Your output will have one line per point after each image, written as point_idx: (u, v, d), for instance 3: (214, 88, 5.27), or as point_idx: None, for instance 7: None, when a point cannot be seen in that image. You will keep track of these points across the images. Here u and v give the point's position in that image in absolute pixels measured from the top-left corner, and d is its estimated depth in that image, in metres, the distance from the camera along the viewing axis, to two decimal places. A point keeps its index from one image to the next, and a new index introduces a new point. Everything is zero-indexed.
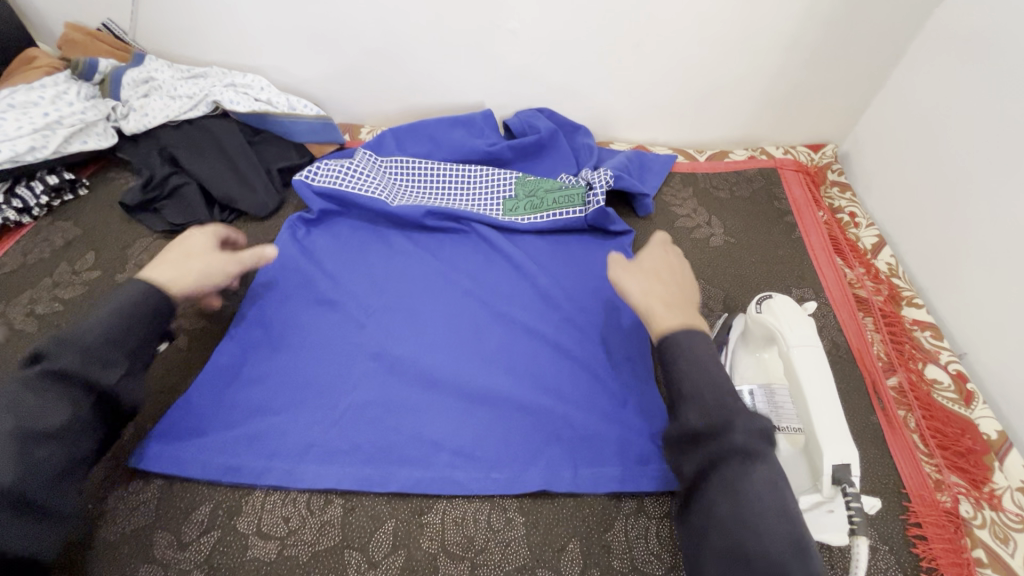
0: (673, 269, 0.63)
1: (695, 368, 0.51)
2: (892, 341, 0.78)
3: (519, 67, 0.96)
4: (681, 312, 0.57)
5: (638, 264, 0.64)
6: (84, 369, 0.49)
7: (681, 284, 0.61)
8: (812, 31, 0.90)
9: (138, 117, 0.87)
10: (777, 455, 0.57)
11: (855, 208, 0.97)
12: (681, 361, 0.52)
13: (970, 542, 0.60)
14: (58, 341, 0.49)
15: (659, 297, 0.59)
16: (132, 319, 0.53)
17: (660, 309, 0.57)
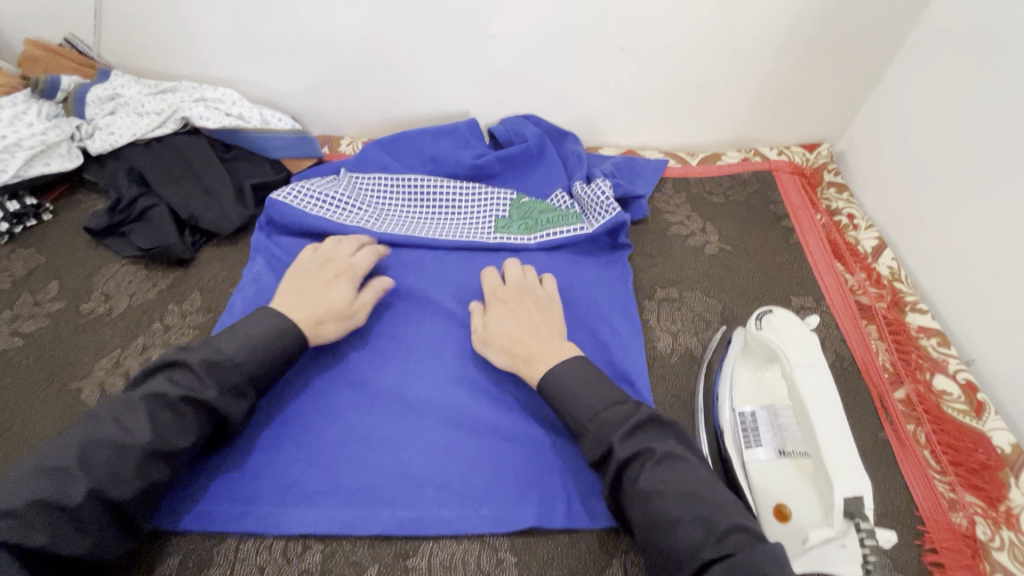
0: (527, 307, 0.67)
1: (574, 383, 0.57)
2: (898, 351, 0.75)
3: (502, 74, 0.93)
4: (538, 347, 0.62)
5: (497, 324, 0.66)
6: (222, 402, 0.53)
7: (536, 324, 0.65)
8: (804, 29, 0.87)
9: (103, 135, 0.83)
10: (782, 482, 0.54)
11: (853, 210, 0.94)
12: (561, 393, 0.57)
13: (988, 567, 0.57)
14: (211, 367, 0.54)
15: (520, 348, 0.63)
16: (267, 351, 0.57)
17: (528, 351, 0.62)
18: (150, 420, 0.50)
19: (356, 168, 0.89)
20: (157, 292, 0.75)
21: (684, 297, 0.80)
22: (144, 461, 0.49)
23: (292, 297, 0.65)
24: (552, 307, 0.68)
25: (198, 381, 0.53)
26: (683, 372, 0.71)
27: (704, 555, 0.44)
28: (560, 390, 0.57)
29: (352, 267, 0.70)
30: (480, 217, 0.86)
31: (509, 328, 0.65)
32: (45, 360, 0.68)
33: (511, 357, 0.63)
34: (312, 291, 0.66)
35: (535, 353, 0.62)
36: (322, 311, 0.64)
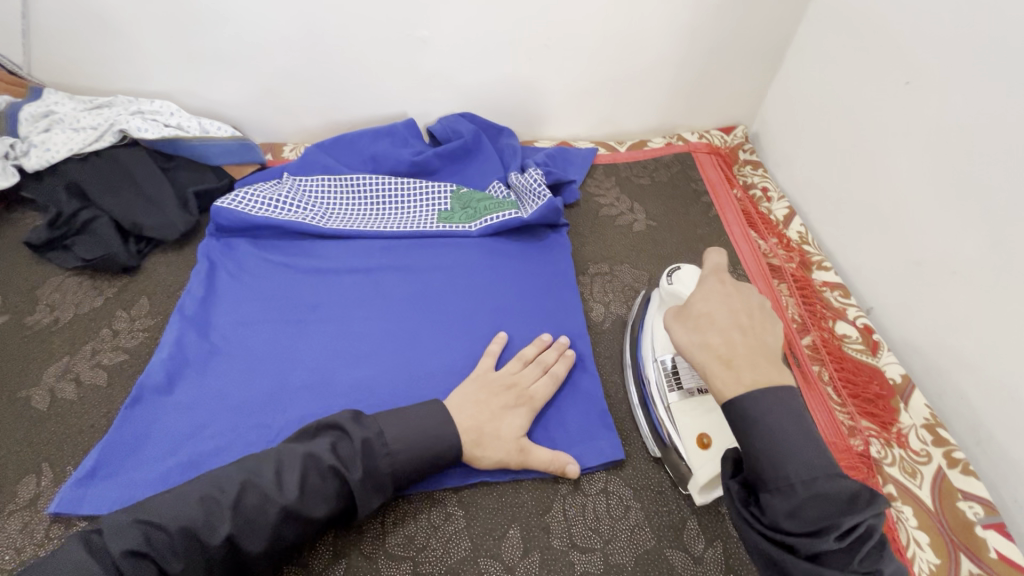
0: (745, 307, 0.51)
1: (780, 428, 0.45)
2: (805, 304, 0.83)
3: (436, 75, 0.98)
4: (752, 349, 0.48)
5: (704, 301, 0.52)
6: (362, 492, 0.53)
7: (757, 328, 0.50)
8: (709, 21, 0.96)
9: (39, 152, 0.83)
10: (700, 417, 0.60)
11: (767, 183, 1.03)
12: (772, 442, 0.44)
13: (881, 479, 0.65)
14: (368, 449, 0.54)
15: (719, 322, 0.50)
16: (423, 455, 0.56)
17: (733, 354, 0.48)
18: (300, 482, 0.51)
19: (298, 172, 0.93)
20: (103, 300, 0.77)
21: (614, 270, 0.86)
22: (279, 521, 0.50)
23: (469, 410, 0.61)
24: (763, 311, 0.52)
25: (352, 448, 0.54)
26: (614, 336, 0.78)
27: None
28: (767, 442, 0.44)
29: (531, 398, 0.64)
30: (421, 210, 0.91)
31: (715, 316, 0.51)
32: None
33: (701, 341, 0.50)
34: (488, 408, 0.61)
35: (739, 353, 0.48)
36: (487, 434, 0.59)
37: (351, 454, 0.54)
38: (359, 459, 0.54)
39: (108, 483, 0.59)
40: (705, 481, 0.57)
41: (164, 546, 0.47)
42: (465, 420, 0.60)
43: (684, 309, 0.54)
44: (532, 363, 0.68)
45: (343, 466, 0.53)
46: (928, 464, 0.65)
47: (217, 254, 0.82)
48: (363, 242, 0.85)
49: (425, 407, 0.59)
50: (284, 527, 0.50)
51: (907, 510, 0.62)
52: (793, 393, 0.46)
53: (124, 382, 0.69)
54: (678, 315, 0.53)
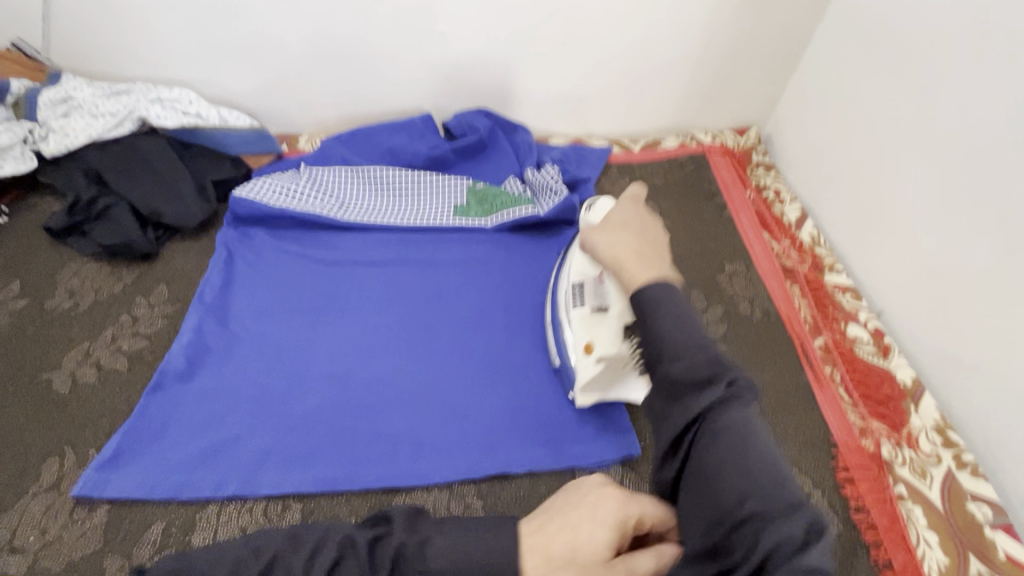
0: (652, 220, 0.57)
1: (673, 301, 0.44)
2: (818, 305, 0.84)
3: (454, 69, 0.98)
4: (652, 247, 0.53)
5: (620, 214, 0.58)
6: None
7: (657, 234, 0.55)
8: (725, 22, 0.96)
9: (58, 137, 0.84)
10: (591, 325, 0.63)
11: (779, 185, 1.04)
12: (664, 315, 0.43)
13: (891, 479, 0.66)
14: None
15: (627, 227, 0.55)
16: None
17: (638, 248, 0.52)
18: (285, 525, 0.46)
19: (315, 163, 0.93)
20: (122, 286, 0.77)
21: None
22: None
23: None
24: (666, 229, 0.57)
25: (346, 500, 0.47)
26: None
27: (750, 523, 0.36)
28: (664, 313, 0.43)
29: None
30: (438, 205, 0.91)
31: (627, 223, 0.56)
32: (12, 355, 0.69)
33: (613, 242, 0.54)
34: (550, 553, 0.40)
35: (641, 250, 0.52)
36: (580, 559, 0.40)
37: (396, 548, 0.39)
38: (387, 572, 0.38)
39: (131, 466, 0.60)
40: (582, 379, 0.64)
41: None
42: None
43: (601, 224, 0.59)
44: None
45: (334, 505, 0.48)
46: (939, 465, 0.66)
47: (235, 243, 0.82)
48: (380, 235, 0.85)
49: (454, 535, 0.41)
50: None
51: (917, 510, 0.63)
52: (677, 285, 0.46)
53: (145, 367, 0.69)
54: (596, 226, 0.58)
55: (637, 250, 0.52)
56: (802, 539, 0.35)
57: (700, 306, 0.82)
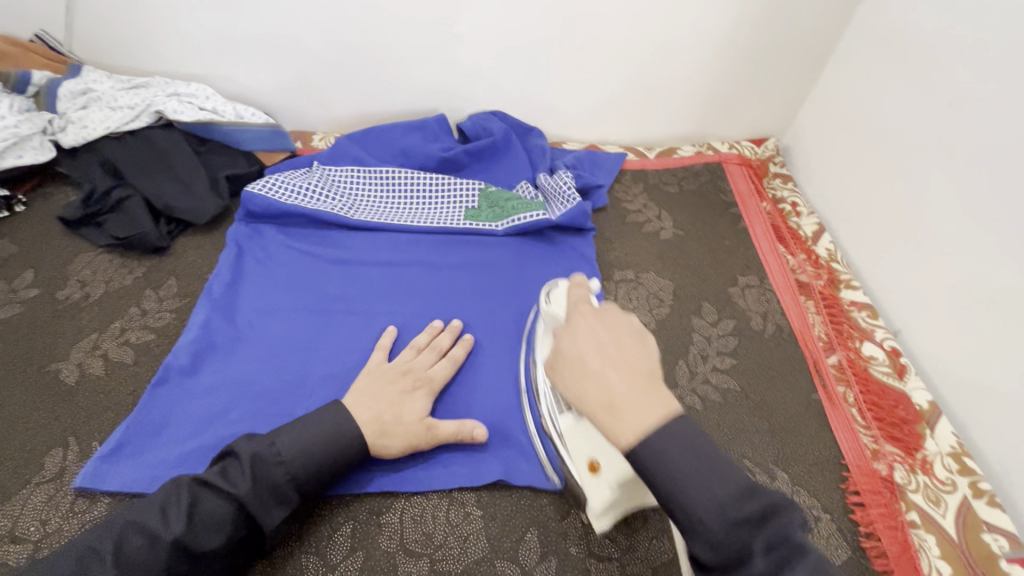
0: (613, 330, 0.48)
1: (677, 460, 0.40)
2: (832, 322, 0.82)
3: (470, 72, 0.97)
4: (627, 375, 0.44)
5: (574, 344, 0.48)
6: (256, 502, 0.51)
7: (632, 353, 0.46)
8: (746, 31, 0.94)
9: (77, 129, 0.85)
10: (590, 439, 0.57)
11: (796, 198, 1.02)
12: (671, 482, 0.40)
13: (904, 506, 0.64)
14: (258, 460, 0.52)
15: (588, 367, 0.45)
16: (317, 450, 0.54)
17: (612, 402, 0.43)
18: (191, 510, 0.49)
19: (328, 162, 0.93)
20: (133, 279, 0.77)
21: (640, 278, 0.86)
22: (172, 558, 0.47)
23: (366, 402, 0.59)
24: (644, 333, 0.49)
25: (240, 477, 0.51)
26: None
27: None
28: (677, 471, 0.40)
29: (430, 379, 0.65)
30: (449, 207, 0.91)
31: (584, 356, 0.46)
32: (22, 344, 0.69)
33: (579, 390, 0.45)
34: (386, 396, 0.61)
35: (615, 391, 0.43)
36: (390, 421, 0.59)
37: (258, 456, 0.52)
38: (246, 468, 0.52)
39: (134, 459, 0.60)
40: (597, 507, 0.55)
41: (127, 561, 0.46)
42: (366, 413, 0.58)
43: (552, 360, 0.49)
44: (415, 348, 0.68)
45: (227, 479, 0.51)
46: (953, 493, 0.64)
47: (246, 239, 0.82)
48: (390, 236, 0.85)
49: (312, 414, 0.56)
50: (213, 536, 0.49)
51: (929, 539, 0.61)
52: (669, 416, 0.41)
53: (151, 362, 0.69)
54: (556, 362, 0.48)
55: (610, 398, 0.43)
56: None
57: (711, 319, 0.81)
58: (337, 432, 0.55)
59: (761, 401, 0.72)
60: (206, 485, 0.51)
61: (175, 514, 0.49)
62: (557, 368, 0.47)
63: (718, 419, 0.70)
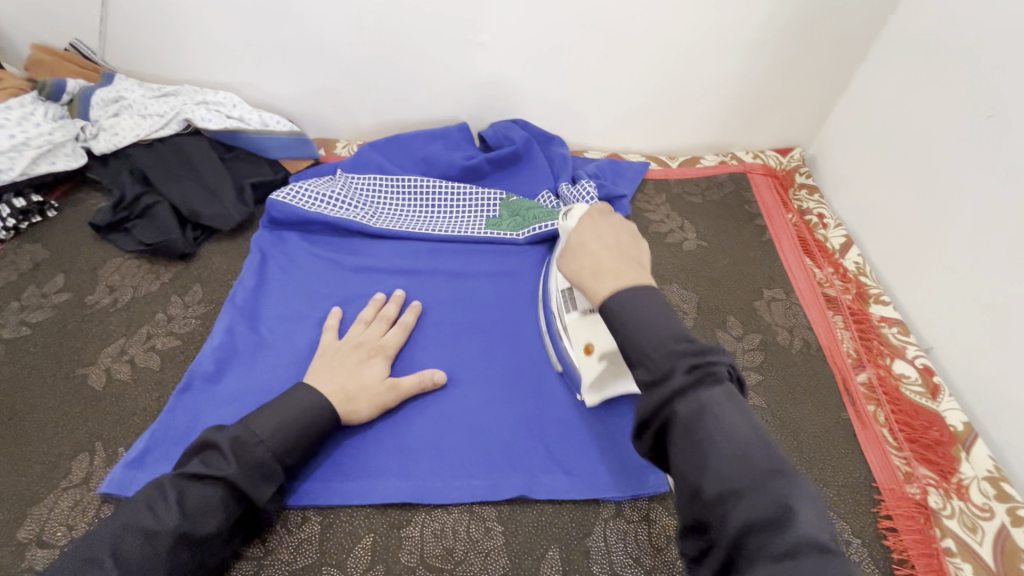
0: (612, 224, 0.55)
1: (649, 326, 0.44)
2: (861, 338, 0.80)
3: (492, 79, 0.97)
4: (618, 255, 0.51)
5: (579, 235, 0.55)
6: (247, 482, 0.52)
7: (626, 245, 0.53)
8: (772, 39, 0.93)
9: (108, 136, 0.87)
10: (588, 327, 0.62)
11: (823, 210, 1.00)
12: (646, 346, 0.43)
13: (939, 532, 0.62)
14: (241, 444, 0.52)
15: (585, 247, 0.53)
16: (298, 427, 0.56)
17: (598, 267, 0.50)
18: (180, 500, 0.49)
19: (351, 170, 0.93)
20: (159, 285, 0.79)
21: (662, 289, 0.84)
22: (172, 547, 0.47)
23: (326, 376, 0.62)
24: (643, 238, 0.55)
25: (224, 462, 0.51)
26: None
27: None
28: (646, 336, 0.43)
29: (385, 346, 0.68)
30: (470, 215, 0.91)
31: (583, 241, 0.54)
32: (53, 348, 0.71)
33: (577, 266, 0.53)
34: (345, 368, 0.64)
35: (603, 264, 0.50)
36: (352, 389, 0.62)
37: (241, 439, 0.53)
38: (230, 455, 0.52)
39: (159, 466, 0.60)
40: (590, 383, 0.62)
41: (128, 560, 0.46)
42: (329, 385, 0.61)
43: (560, 247, 0.57)
44: (377, 321, 0.72)
45: (210, 466, 0.51)
46: (991, 520, 0.62)
47: (269, 246, 0.83)
48: (411, 244, 0.85)
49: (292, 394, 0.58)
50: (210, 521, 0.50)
51: (966, 568, 0.59)
52: (653, 291, 0.47)
53: (177, 367, 0.70)
54: (564, 250, 0.56)
55: (597, 264, 0.51)
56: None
57: (736, 332, 0.79)
58: (311, 411, 0.57)
59: (788, 418, 0.70)
60: (187, 475, 0.51)
61: (164, 506, 0.49)
62: (568, 244, 0.56)
63: None
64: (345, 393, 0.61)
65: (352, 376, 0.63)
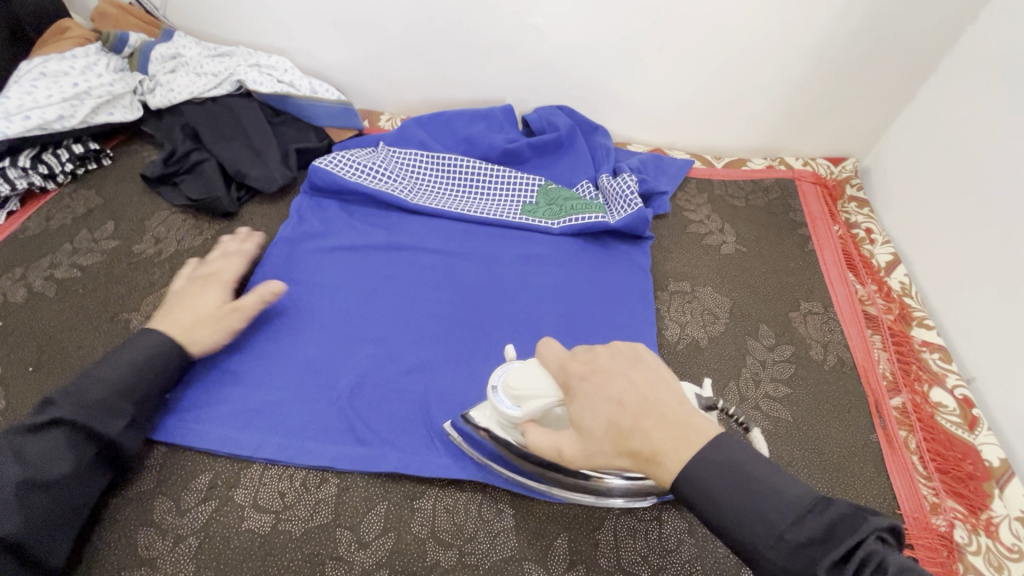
0: (622, 375, 0.49)
1: (715, 481, 0.42)
2: (899, 361, 0.77)
3: (541, 62, 0.96)
4: (657, 417, 0.46)
5: (591, 411, 0.48)
6: (90, 419, 0.53)
7: (648, 384, 0.48)
8: (839, 42, 0.89)
9: (164, 92, 0.89)
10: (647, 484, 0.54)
11: (871, 224, 0.96)
12: (712, 510, 0.42)
13: (961, 567, 0.59)
14: (73, 389, 0.54)
15: (623, 428, 0.46)
16: (137, 367, 0.58)
17: (654, 446, 0.45)
18: (17, 453, 0.50)
19: (394, 143, 0.94)
20: (202, 240, 0.81)
21: (696, 291, 0.83)
22: (24, 494, 0.48)
23: (169, 317, 0.64)
24: (638, 353, 0.52)
25: (56, 408, 0.53)
26: (689, 361, 0.75)
27: (803, 544, 0.39)
28: (721, 493, 0.42)
29: (224, 278, 0.70)
30: (507, 199, 0.90)
31: (612, 419, 0.47)
32: (98, 291, 0.74)
33: (625, 451, 0.46)
34: (183, 306, 0.66)
35: (656, 441, 0.45)
36: (189, 323, 0.64)
37: (84, 386, 0.55)
38: (58, 402, 0.53)
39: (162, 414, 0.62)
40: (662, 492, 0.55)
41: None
42: (170, 325, 0.63)
43: (581, 429, 0.49)
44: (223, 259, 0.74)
45: (46, 412, 0.53)
46: (1019, 562, 0.60)
47: (309, 212, 0.84)
48: (446, 223, 0.86)
49: (133, 342, 0.60)
50: (53, 466, 0.50)
51: None
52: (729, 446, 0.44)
53: None
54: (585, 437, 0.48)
55: (651, 448, 0.45)
56: (880, 546, 0.38)
57: (768, 342, 0.77)
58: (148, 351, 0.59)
59: (813, 435, 0.69)
60: (22, 429, 0.51)
61: None
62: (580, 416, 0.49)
63: (764, 447, 0.67)
64: (184, 327, 0.63)
65: (198, 311, 0.65)
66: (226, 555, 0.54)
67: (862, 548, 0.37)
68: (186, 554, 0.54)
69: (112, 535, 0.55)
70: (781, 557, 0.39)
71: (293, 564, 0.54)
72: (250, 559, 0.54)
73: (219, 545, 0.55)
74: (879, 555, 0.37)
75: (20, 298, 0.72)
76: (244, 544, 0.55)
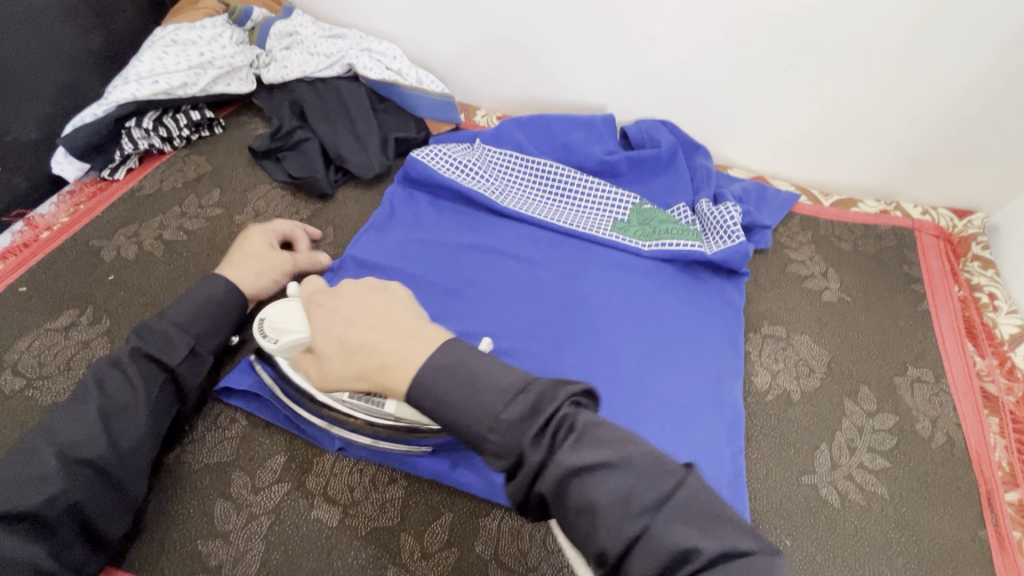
0: (351, 298, 0.51)
1: (440, 384, 0.43)
2: (1019, 451, 0.69)
3: (651, 73, 0.92)
4: (384, 331, 0.47)
5: (323, 335, 0.50)
6: (154, 348, 0.56)
7: (383, 306, 0.49)
8: (991, 85, 0.79)
9: (278, 68, 0.91)
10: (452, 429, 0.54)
11: (996, 289, 0.86)
12: (442, 409, 0.42)
13: None
14: (143, 325, 0.58)
15: (353, 343, 0.47)
16: (205, 310, 0.61)
17: (382, 357, 0.45)
18: (101, 387, 0.53)
19: (489, 142, 0.92)
20: (298, 219, 0.83)
21: (791, 338, 0.77)
22: (102, 420, 0.51)
23: (227, 259, 0.68)
24: (384, 284, 0.53)
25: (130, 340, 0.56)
26: (777, 413, 0.70)
27: (514, 418, 0.40)
28: (450, 394, 0.42)
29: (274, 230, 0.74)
30: (598, 213, 0.87)
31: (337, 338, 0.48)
32: (200, 257, 0.77)
33: (357, 366, 0.47)
34: (237, 249, 0.69)
35: (381, 350, 0.46)
36: (241, 263, 0.67)
37: (155, 322, 0.58)
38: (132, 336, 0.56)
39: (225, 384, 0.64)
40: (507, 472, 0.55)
41: (69, 439, 0.49)
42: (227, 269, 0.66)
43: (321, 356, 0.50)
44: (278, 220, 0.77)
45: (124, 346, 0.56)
46: None
47: (400, 203, 0.85)
48: (533, 231, 0.84)
49: (201, 283, 0.62)
50: (126, 397, 0.53)
51: None
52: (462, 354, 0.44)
53: None
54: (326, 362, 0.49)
55: (381, 358, 0.45)
56: (570, 410, 0.41)
57: (867, 407, 0.71)
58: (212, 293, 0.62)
59: (912, 519, 0.62)
60: (104, 364, 0.55)
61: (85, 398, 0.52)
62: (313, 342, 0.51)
63: (855, 524, 0.61)
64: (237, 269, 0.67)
65: (248, 253, 0.69)
66: (296, 539, 0.55)
67: (554, 414, 0.40)
68: (258, 533, 0.55)
69: (191, 504, 0.57)
70: (500, 436, 0.41)
71: (357, 563, 0.54)
72: (316, 547, 0.55)
73: (289, 530, 0.56)
74: (570, 417, 0.40)
75: (132, 255, 0.76)
76: (312, 532, 0.55)
